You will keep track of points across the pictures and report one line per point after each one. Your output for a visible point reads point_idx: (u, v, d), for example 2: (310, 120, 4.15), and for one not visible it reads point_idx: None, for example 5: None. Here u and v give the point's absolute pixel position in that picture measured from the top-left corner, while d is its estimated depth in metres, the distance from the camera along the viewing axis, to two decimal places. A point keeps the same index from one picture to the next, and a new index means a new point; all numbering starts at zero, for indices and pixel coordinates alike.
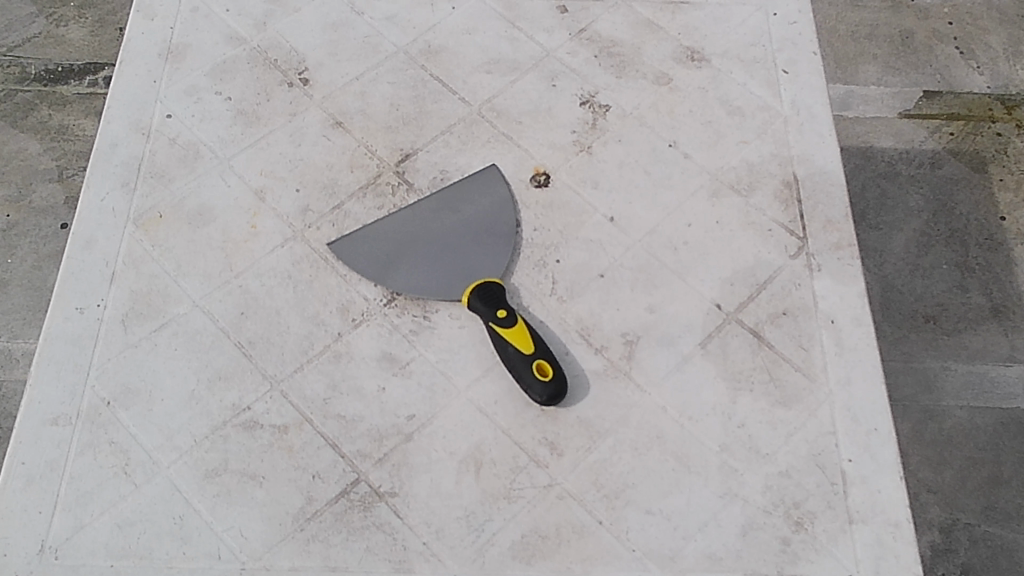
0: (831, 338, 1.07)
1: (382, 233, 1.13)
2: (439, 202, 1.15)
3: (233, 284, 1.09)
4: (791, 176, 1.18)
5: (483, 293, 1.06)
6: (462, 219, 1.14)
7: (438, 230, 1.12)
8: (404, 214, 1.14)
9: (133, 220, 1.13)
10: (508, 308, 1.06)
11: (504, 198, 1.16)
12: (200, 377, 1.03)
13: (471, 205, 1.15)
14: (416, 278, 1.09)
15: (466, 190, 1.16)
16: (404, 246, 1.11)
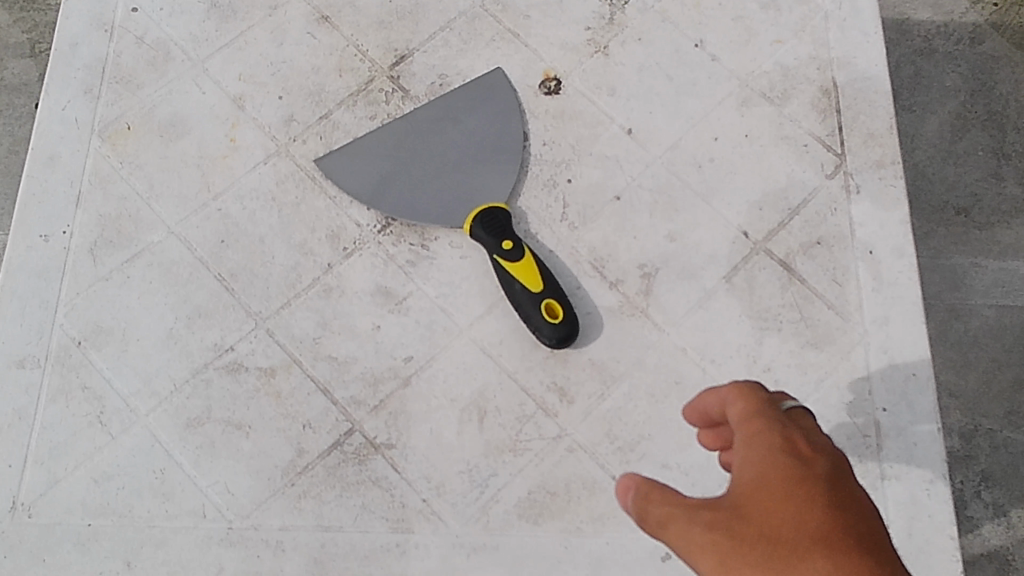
0: (868, 272, 0.98)
1: (375, 146, 1.01)
2: (438, 110, 1.03)
3: (212, 207, 0.99)
4: (831, 82, 1.06)
5: (486, 220, 0.96)
6: (464, 129, 1.01)
7: (438, 141, 1.01)
8: (400, 124, 1.02)
9: (99, 133, 1.02)
10: (514, 238, 0.96)
11: (510, 109, 1.04)
12: (178, 314, 0.95)
13: (474, 114, 1.03)
14: (412, 200, 0.98)
15: (468, 98, 1.04)
16: (399, 160, 1.00)
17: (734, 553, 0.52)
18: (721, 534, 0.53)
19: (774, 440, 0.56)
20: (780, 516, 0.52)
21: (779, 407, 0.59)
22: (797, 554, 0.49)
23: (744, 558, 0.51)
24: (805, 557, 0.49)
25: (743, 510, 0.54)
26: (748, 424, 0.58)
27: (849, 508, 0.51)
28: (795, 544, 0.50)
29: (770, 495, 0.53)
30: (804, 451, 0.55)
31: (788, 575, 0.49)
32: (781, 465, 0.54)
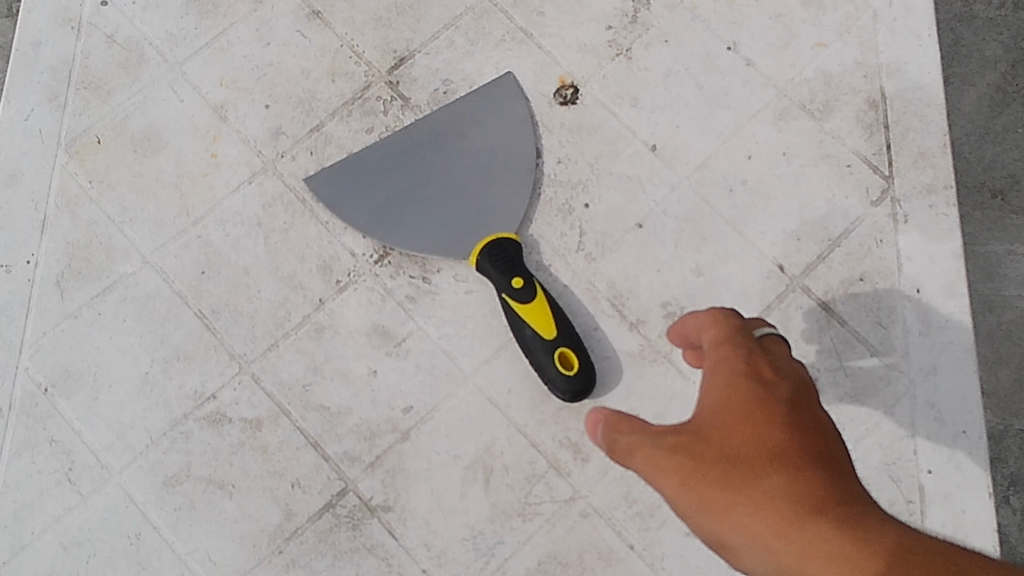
0: (916, 313, 0.89)
1: (371, 163, 0.90)
2: (443, 121, 0.92)
3: (191, 234, 0.89)
4: (879, 93, 0.95)
5: (494, 254, 0.86)
6: (471, 145, 0.91)
7: (441, 159, 0.90)
8: (399, 138, 0.91)
9: (66, 147, 0.92)
10: (525, 273, 0.85)
11: (522, 121, 0.93)
12: (154, 356, 0.86)
13: (482, 126, 0.92)
14: (413, 228, 0.88)
15: (476, 106, 0.93)
16: (398, 180, 0.89)
17: (694, 473, 0.53)
18: (683, 457, 0.54)
19: (740, 366, 0.57)
20: (739, 437, 0.52)
21: (754, 341, 0.60)
22: (752, 469, 0.50)
23: (707, 477, 0.52)
24: (757, 470, 0.50)
25: (708, 432, 0.54)
26: (721, 356, 0.59)
27: (808, 425, 0.51)
28: (750, 459, 0.50)
29: (732, 415, 0.54)
30: (770, 376, 0.56)
31: (743, 489, 0.50)
32: (744, 387, 0.55)
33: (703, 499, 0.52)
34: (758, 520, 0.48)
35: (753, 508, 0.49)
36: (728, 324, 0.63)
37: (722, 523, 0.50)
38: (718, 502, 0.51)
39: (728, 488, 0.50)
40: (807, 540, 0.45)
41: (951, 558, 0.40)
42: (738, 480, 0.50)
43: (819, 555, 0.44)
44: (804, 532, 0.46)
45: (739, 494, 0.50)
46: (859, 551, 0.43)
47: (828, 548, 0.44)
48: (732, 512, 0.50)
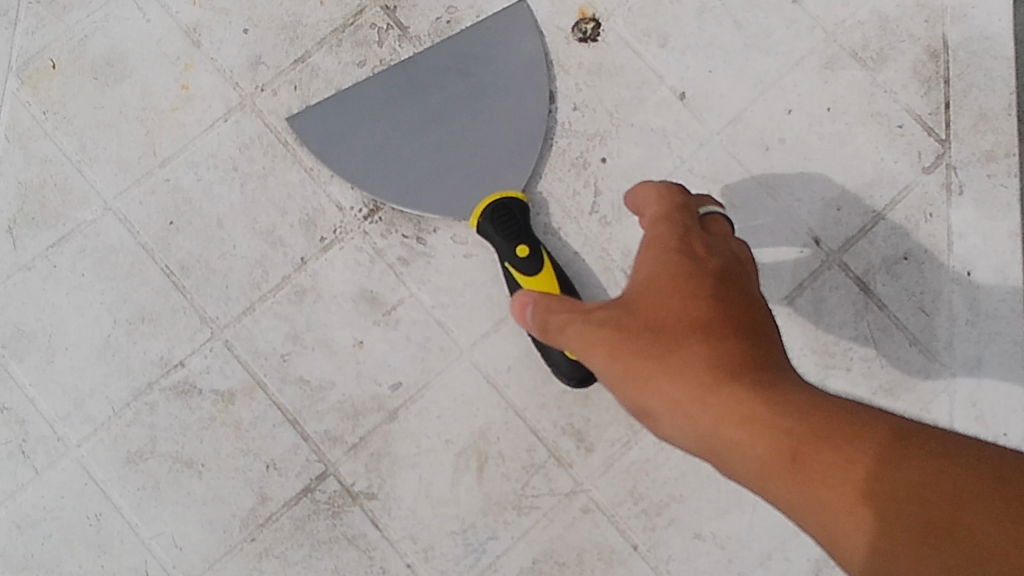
0: (962, 299, 0.80)
1: (363, 102, 0.79)
2: (447, 55, 0.80)
3: (158, 178, 0.80)
4: (941, 41, 0.84)
5: (499, 219, 0.75)
6: (477, 86, 0.79)
7: (443, 102, 0.79)
8: (396, 74, 0.80)
9: (16, 70, 0.81)
10: (532, 241, 0.75)
11: (536, 58, 0.82)
12: (117, 317, 0.77)
13: (491, 62, 0.80)
14: (409, 183, 0.78)
15: (486, 39, 0.81)
16: (393, 125, 0.78)
17: (621, 345, 0.51)
18: (611, 330, 0.52)
19: (673, 244, 0.55)
20: (666, 307, 0.50)
21: (688, 215, 0.59)
22: (668, 327, 0.49)
23: (627, 345, 0.50)
24: (667, 321, 0.50)
25: (633, 306, 0.52)
26: (655, 230, 0.57)
27: (734, 297, 0.50)
28: (667, 317, 0.50)
29: (660, 287, 0.52)
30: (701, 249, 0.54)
31: (664, 359, 0.48)
32: (676, 260, 0.53)
33: (626, 370, 0.50)
34: (679, 390, 0.47)
35: (673, 378, 0.48)
36: (672, 201, 0.61)
37: (642, 391, 0.49)
38: (637, 370, 0.49)
39: (647, 354, 0.49)
40: (728, 410, 0.45)
41: (878, 430, 0.42)
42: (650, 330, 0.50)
43: (740, 424, 0.45)
44: (729, 402, 0.45)
45: (657, 360, 0.48)
46: (774, 407, 0.44)
47: (750, 419, 0.44)
48: (653, 382, 0.48)
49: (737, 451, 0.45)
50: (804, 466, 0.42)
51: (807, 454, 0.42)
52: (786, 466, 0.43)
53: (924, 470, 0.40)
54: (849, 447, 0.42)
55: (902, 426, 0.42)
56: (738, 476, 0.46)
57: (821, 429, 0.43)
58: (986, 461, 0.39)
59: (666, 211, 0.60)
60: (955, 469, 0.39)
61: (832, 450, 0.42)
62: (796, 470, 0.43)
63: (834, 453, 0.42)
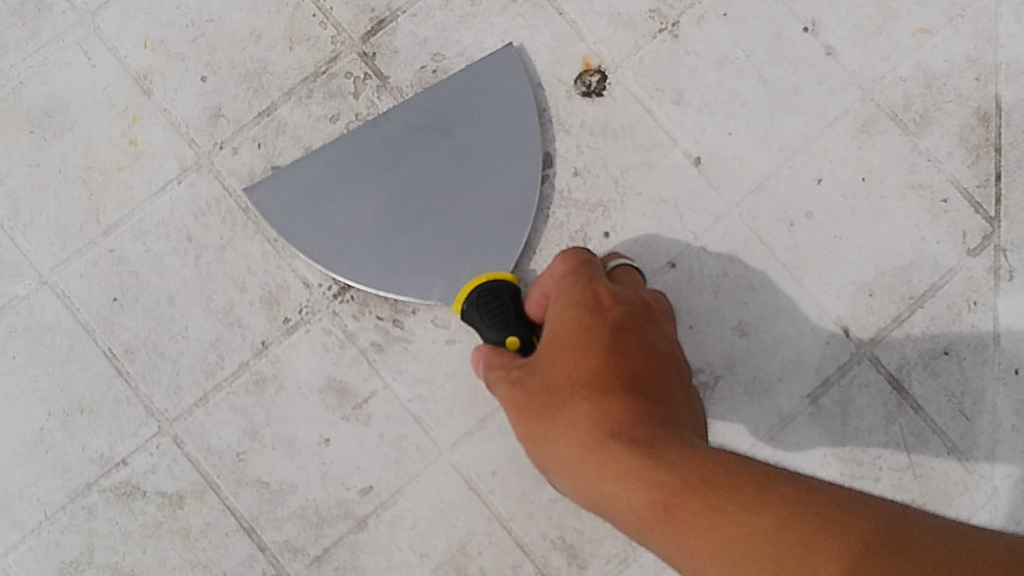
0: (1009, 400, 0.71)
1: (330, 166, 0.69)
2: (426, 111, 0.70)
3: (101, 248, 0.70)
4: (991, 103, 0.74)
5: (483, 304, 0.64)
6: (460, 146, 0.69)
7: (421, 167, 0.69)
8: (367, 132, 0.70)
9: None
10: (525, 331, 0.63)
11: (526, 109, 0.71)
12: (51, 408, 0.69)
13: (475, 118, 0.70)
14: (382, 261, 0.68)
15: (469, 90, 0.71)
16: (363, 193, 0.68)
17: (530, 410, 0.54)
18: (522, 393, 0.55)
19: (581, 304, 0.57)
20: (564, 365, 0.54)
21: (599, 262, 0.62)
22: (567, 396, 0.52)
23: (536, 413, 0.54)
24: (567, 391, 0.52)
25: (541, 369, 0.55)
26: (563, 282, 0.61)
27: (627, 349, 0.53)
28: (567, 384, 0.53)
29: (566, 354, 0.55)
30: (608, 310, 0.57)
31: (561, 418, 0.51)
32: (579, 325, 0.56)
33: (536, 434, 0.53)
34: (569, 449, 0.50)
35: (567, 436, 0.50)
36: (581, 252, 0.62)
37: (546, 454, 0.52)
38: (542, 434, 0.53)
39: (550, 418, 0.52)
40: (607, 465, 0.47)
41: (735, 483, 0.43)
42: (553, 397, 0.53)
43: (618, 480, 0.46)
44: (607, 459, 0.47)
45: (556, 423, 0.52)
46: (646, 462, 0.46)
47: (622, 476, 0.46)
48: (552, 443, 0.52)
49: (618, 508, 0.47)
50: (670, 518, 0.43)
51: (673, 506, 0.43)
52: (656, 518, 0.44)
53: (774, 517, 0.40)
54: (706, 496, 0.43)
55: (763, 477, 0.43)
56: (624, 532, 0.48)
57: (683, 478, 0.44)
58: (825, 505, 0.40)
59: (575, 261, 0.62)
60: (798, 516, 0.40)
61: (693, 500, 0.43)
62: (662, 522, 0.44)
63: (697, 502, 0.43)
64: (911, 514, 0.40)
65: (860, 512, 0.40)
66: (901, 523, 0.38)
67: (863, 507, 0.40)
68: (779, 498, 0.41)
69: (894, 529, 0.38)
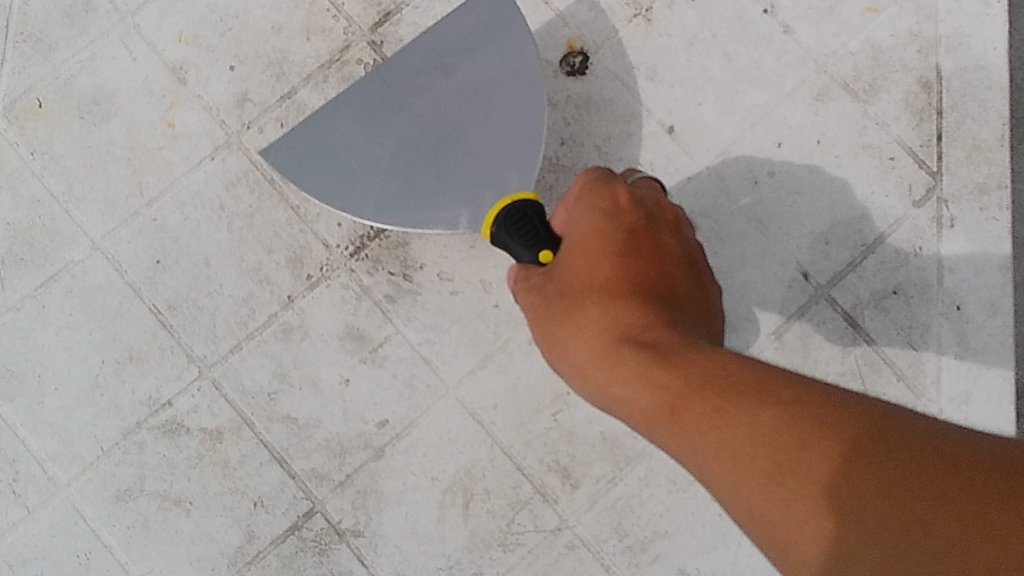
0: (952, 333, 0.79)
1: (341, 118, 0.74)
2: (427, 58, 0.75)
3: (145, 218, 0.80)
4: (933, 72, 0.83)
5: (512, 226, 0.67)
6: (462, 81, 0.74)
7: (430, 106, 0.74)
8: (373, 83, 0.75)
9: (4, 112, 0.81)
10: (556, 244, 0.66)
11: (519, 30, 0.74)
12: (105, 358, 0.78)
13: (473, 53, 0.74)
14: (408, 199, 0.72)
15: (466, 32, 0.75)
16: (376, 139, 0.73)
17: (549, 318, 0.60)
18: (542, 302, 0.61)
19: (596, 215, 0.62)
20: (582, 276, 0.59)
21: (612, 176, 0.67)
22: (584, 304, 0.58)
23: (555, 320, 0.59)
24: (583, 302, 0.58)
25: (561, 278, 0.61)
26: (582, 194, 0.65)
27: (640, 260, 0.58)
28: (584, 294, 0.58)
29: (583, 265, 0.60)
30: (622, 220, 0.61)
31: (577, 326, 0.57)
32: (596, 242, 0.60)
33: (556, 339, 0.59)
34: (587, 353, 0.56)
35: (584, 340, 0.56)
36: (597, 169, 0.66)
37: (563, 356, 0.59)
38: (561, 340, 0.59)
39: (567, 324, 0.58)
40: (621, 371, 0.53)
41: (740, 387, 0.47)
42: (570, 304, 0.58)
43: (630, 383, 0.52)
44: (623, 365, 0.53)
45: (573, 329, 0.57)
46: (656, 366, 0.51)
47: (635, 379, 0.52)
48: (571, 347, 0.57)
49: (630, 406, 0.53)
50: (678, 417, 0.49)
51: (683, 408, 0.49)
52: (665, 417, 0.50)
53: (773, 417, 0.45)
54: (711, 398, 0.48)
55: (765, 377, 0.47)
56: (641, 428, 0.54)
57: (691, 381, 0.49)
58: (822, 404, 0.44)
59: (592, 176, 0.66)
60: (795, 417, 0.44)
61: (698, 401, 0.48)
62: (672, 421, 0.49)
63: (704, 402, 0.48)
64: (902, 410, 0.43)
65: (852, 403, 0.44)
66: (893, 417, 0.42)
67: (857, 403, 0.44)
68: (777, 398, 0.46)
69: (885, 424, 0.42)
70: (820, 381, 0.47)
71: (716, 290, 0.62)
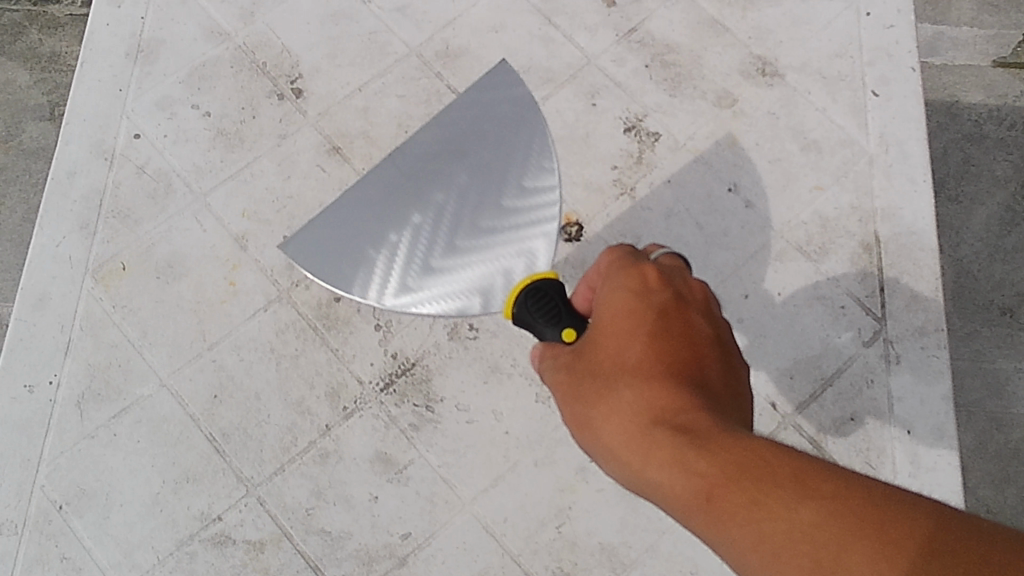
0: (904, 454, 0.91)
1: (361, 207, 0.81)
2: (440, 148, 0.82)
3: (206, 359, 0.94)
4: (873, 236, 0.99)
5: (531, 304, 0.69)
6: (475, 163, 0.80)
7: (446, 186, 0.79)
8: (389, 176, 0.82)
9: (92, 272, 0.96)
10: (577, 321, 0.67)
11: (526, 116, 0.81)
12: (165, 478, 0.90)
13: (484, 140, 0.81)
14: (427, 276, 0.76)
15: (476, 125, 0.82)
16: (394, 222, 0.78)
17: (575, 399, 0.60)
18: (569, 383, 0.61)
19: (628, 297, 0.62)
20: (612, 358, 0.59)
21: (642, 255, 0.66)
22: (614, 387, 0.57)
23: (582, 403, 0.59)
24: (617, 382, 0.57)
25: (590, 361, 0.61)
26: (611, 276, 0.64)
27: (671, 346, 0.58)
28: (613, 375, 0.58)
29: (615, 345, 0.59)
30: (655, 304, 0.61)
31: (605, 411, 0.57)
32: (627, 320, 0.60)
33: (582, 420, 0.59)
34: (617, 438, 0.56)
35: (613, 423, 0.56)
36: (626, 251, 0.66)
37: (589, 437, 0.58)
38: (588, 422, 0.58)
39: (595, 406, 0.58)
40: (653, 454, 0.52)
41: (780, 479, 0.47)
42: (603, 387, 0.58)
43: (662, 467, 0.52)
44: (656, 447, 0.52)
45: (603, 413, 0.57)
46: (692, 453, 0.51)
47: (668, 463, 0.51)
48: (599, 429, 0.57)
49: (661, 492, 0.52)
50: (712, 504, 0.48)
51: (718, 495, 0.48)
52: (700, 506, 0.49)
53: (815, 514, 0.44)
54: (750, 486, 0.47)
55: (806, 472, 0.47)
56: (670, 515, 0.53)
57: (729, 468, 0.49)
58: (866, 504, 0.44)
59: (620, 257, 0.65)
60: (837, 513, 0.44)
61: (736, 489, 0.48)
62: (706, 509, 0.49)
63: (740, 490, 0.47)
64: (956, 518, 0.42)
65: (898, 509, 0.43)
66: (937, 521, 0.42)
67: (904, 507, 0.43)
68: (819, 494, 0.45)
69: (935, 532, 0.41)
70: (863, 476, 0.46)
71: (748, 375, 0.61)
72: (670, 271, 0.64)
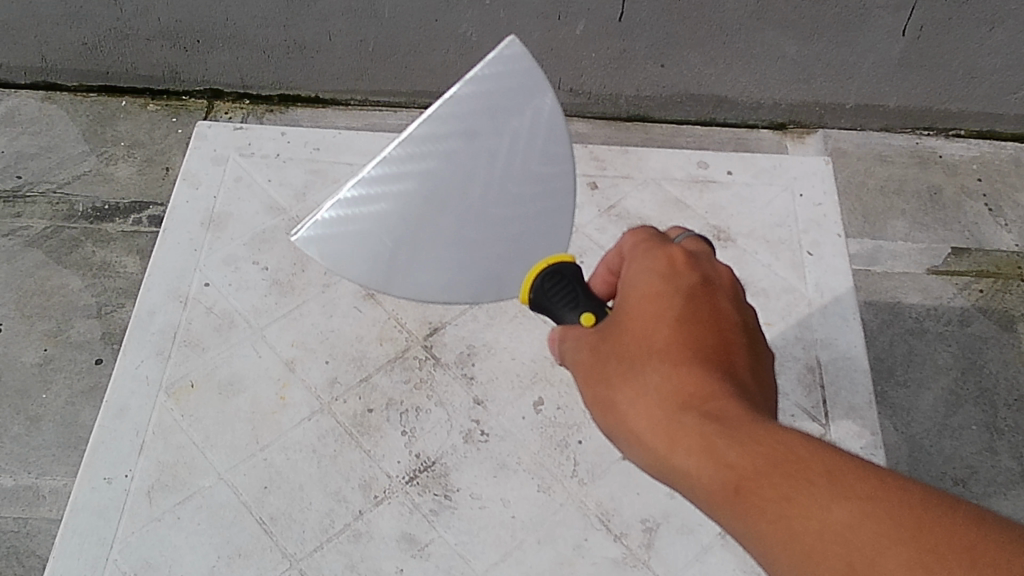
0: None
1: (376, 186, 0.84)
2: (449, 126, 0.86)
3: (258, 457, 1.11)
4: (815, 360, 1.19)
5: (548, 286, 0.82)
6: (487, 149, 0.87)
7: (460, 174, 0.87)
8: (400, 153, 0.85)
9: (165, 389, 1.15)
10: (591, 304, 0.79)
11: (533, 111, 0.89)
12: (220, 553, 1.04)
13: (492, 123, 0.88)
14: (450, 258, 0.86)
15: (484, 105, 0.87)
16: (411, 203, 0.85)
17: (604, 383, 0.71)
18: (597, 364, 0.72)
19: (657, 281, 0.73)
20: (641, 347, 0.70)
21: (665, 241, 0.78)
22: (645, 375, 0.68)
23: (612, 387, 0.70)
24: (647, 368, 0.69)
25: (620, 347, 0.72)
26: (640, 262, 0.76)
27: (697, 342, 0.68)
28: (643, 362, 0.69)
29: (641, 328, 0.71)
30: (679, 288, 0.72)
31: (634, 396, 0.68)
32: (653, 304, 0.71)
33: (608, 401, 0.71)
34: (648, 426, 0.67)
35: (643, 409, 0.67)
36: (655, 240, 0.77)
37: (615, 420, 0.70)
38: (617, 405, 0.70)
39: (625, 390, 0.69)
40: (684, 443, 0.63)
41: (812, 477, 0.56)
42: (630, 370, 0.69)
43: (696, 457, 0.62)
44: (692, 437, 0.63)
45: (634, 400, 0.68)
46: (725, 444, 0.61)
47: (703, 455, 0.62)
48: (626, 415, 0.68)
49: (689, 473, 0.63)
50: (743, 494, 0.58)
51: (750, 487, 0.58)
52: (732, 496, 0.59)
53: (847, 516, 0.53)
54: (783, 485, 0.57)
55: (836, 471, 0.56)
56: (694, 497, 0.63)
57: (764, 466, 0.58)
58: (898, 507, 0.52)
59: (651, 246, 0.77)
60: (868, 516, 0.52)
61: (769, 484, 0.57)
62: (737, 498, 0.59)
63: (775, 482, 0.57)
64: (979, 520, 0.50)
65: (931, 510, 0.51)
66: (967, 524, 0.50)
67: (932, 509, 0.51)
68: (851, 494, 0.54)
69: (961, 538, 0.49)
70: (884, 472, 0.56)
71: (764, 361, 0.73)
72: (696, 262, 0.76)
